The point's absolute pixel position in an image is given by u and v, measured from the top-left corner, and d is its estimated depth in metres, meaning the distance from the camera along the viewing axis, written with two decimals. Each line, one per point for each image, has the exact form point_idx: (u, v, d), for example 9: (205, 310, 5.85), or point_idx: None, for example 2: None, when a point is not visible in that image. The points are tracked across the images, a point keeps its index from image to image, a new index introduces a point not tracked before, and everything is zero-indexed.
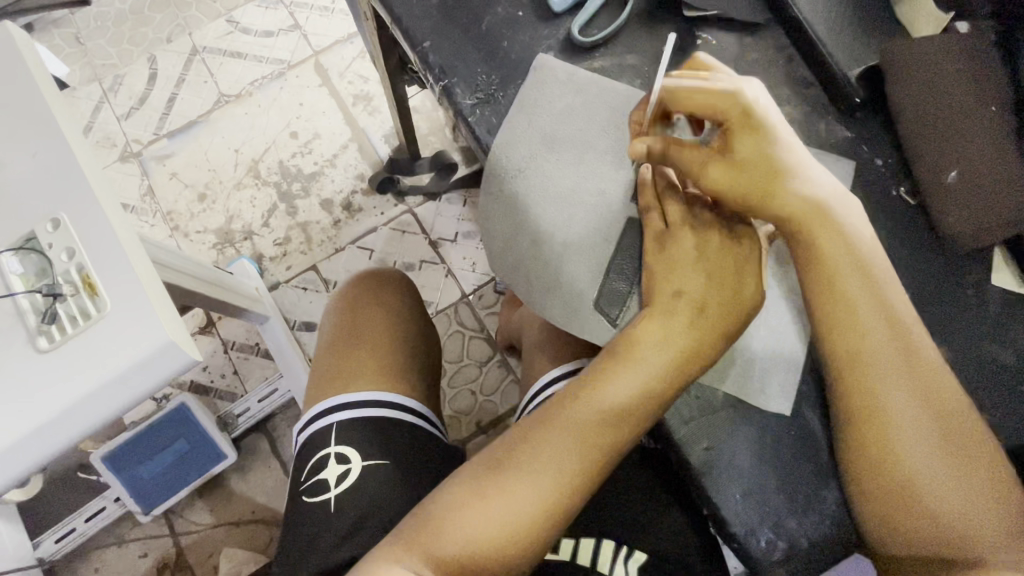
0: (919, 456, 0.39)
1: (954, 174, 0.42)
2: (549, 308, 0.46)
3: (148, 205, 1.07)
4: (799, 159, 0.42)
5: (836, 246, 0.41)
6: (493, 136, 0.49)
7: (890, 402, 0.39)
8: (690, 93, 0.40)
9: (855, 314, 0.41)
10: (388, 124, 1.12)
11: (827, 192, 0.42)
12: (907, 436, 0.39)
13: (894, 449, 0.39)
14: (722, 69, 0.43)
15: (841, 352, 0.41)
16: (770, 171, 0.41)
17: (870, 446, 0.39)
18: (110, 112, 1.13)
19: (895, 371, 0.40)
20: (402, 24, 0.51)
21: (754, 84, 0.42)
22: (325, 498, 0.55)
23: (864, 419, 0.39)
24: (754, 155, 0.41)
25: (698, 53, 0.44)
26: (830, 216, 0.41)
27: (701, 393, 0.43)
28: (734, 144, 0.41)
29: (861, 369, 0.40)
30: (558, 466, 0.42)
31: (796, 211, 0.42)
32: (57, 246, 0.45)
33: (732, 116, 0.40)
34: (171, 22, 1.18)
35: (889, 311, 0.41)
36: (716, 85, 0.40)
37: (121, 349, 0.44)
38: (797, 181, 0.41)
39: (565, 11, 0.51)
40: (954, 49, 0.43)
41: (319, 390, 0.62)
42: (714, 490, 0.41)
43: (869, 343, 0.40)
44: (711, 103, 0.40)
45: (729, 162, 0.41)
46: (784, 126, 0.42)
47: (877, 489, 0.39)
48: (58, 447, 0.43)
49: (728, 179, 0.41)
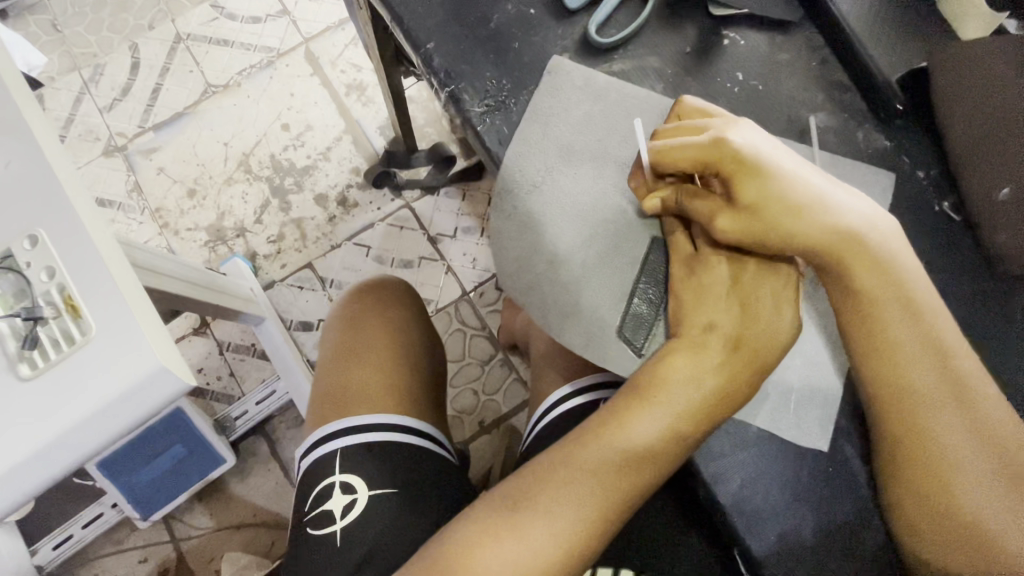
0: (979, 496, 0.36)
1: (1008, 190, 0.39)
2: (569, 336, 0.44)
3: (135, 201, 1.03)
4: (813, 191, 0.39)
5: (873, 275, 0.39)
6: (504, 147, 0.45)
7: (939, 438, 0.37)
8: (674, 152, 0.40)
9: (896, 344, 0.38)
10: (383, 115, 1.07)
11: (857, 221, 0.39)
12: (962, 476, 0.36)
13: (946, 488, 0.36)
14: (711, 115, 0.42)
15: (884, 384, 0.38)
16: (784, 208, 0.38)
17: (918, 485, 0.37)
18: (92, 103, 1.07)
19: (944, 405, 0.37)
20: (403, 23, 0.47)
21: (746, 127, 0.40)
22: (331, 531, 0.53)
23: (911, 455, 0.37)
24: (761, 197, 0.38)
25: (685, 98, 0.43)
26: (864, 244, 0.39)
27: (734, 428, 0.41)
28: (735, 190, 0.39)
29: (906, 402, 0.38)
30: (582, 506, 0.39)
31: (824, 243, 0.39)
32: (36, 265, 0.41)
33: (724, 165, 0.39)
34: (153, 8, 1.11)
35: (935, 340, 0.38)
36: (699, 139, 0.39)
37: (108, 377, 0.40)
38: (817, 214, 0.39)
39: (581, 8, 0.47)
40: (1005, 54, 0.40)
41: (323, 409, 0.60)
42: (746, 531, 0.39)
43: (913, 374, 0.38)
44: (697, 159, 0.39)
45: (736, 208, 0.39)
46: (788, 160, 0.40)
47: (930, 532, 0.36)
48: (42, 485, 0.40)
49: (739, 227, 0.39)
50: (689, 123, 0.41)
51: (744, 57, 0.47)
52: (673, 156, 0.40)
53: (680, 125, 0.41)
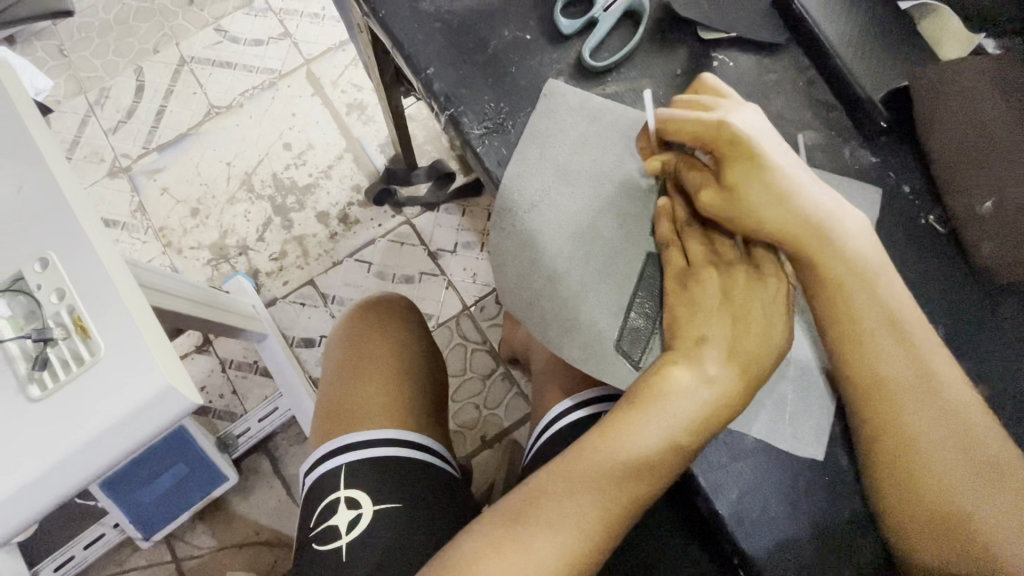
0: (958, 489, 0.37)
1: (990, 204, 0.40)
2: (568, 348, 0.45)
3: (140, 222, 1.04)
4: (798, 186, 0.40)
5: (848, 273, 0.40)
6: (503, 167, 0.47)
7: (921, 438, 0.38)
8: (678, 123, 0.42)
9: (881, 353, 0.39)
10: (383, 133, 1.09)
11: (837, 221, 0.40)
12: (943, 476, 0.37)
13: (927, 479, 0.37)
14: (725, 95, 0.43)
15: (870, 391, 0.39)
16: (765, 196, 0.40)
17: (896, 482, 0.38)
18: (97, 125, 1.09)
19: (916, 402, 0.38)
20: (404, 50, 0.49)
21: (751, 113, 0.42)
22: (337, 545, 0.53)
23: (892, 457, 0.38)
24: (745, 181, 0.40)
25: (707, 75, 0.45)
26: (837, 245, 0.40)
27: (730, 439, 0.42)
28: (724, 169, 0.41)
29: (885, 406, 0.39)
30: (582, 518, 0.40)
31: (796, 232, 0.40)
32: (47, 287, 0.42)
33: (720, 143, 0.40)
34: (158, 32, 1.14)
35: (918, 346, 0.39)
36: (703, 114, 0.41)
37: (115, 397, 0.41)
38: (795, 209, 0.40)
39: (575, 33, 0.49)
40: (982, 74, 0.42)
41: (326, 428, 0.60)
42: (741, 536, 0.40)
43: (897, 380, 0.39)
44: (696, 134, 0.41)
45: (721, 188, 0.41)
46: (781, 151, 0.41)
47: (914, 530, 0.37)
48: (50, 503, 0.40)
49: (722, 206, 0.41)
50: (701, 100, 0.43)
51: (732, 78, 0.48)
52: (675, 127, 0.42)
53: (694, 99, 0.43)
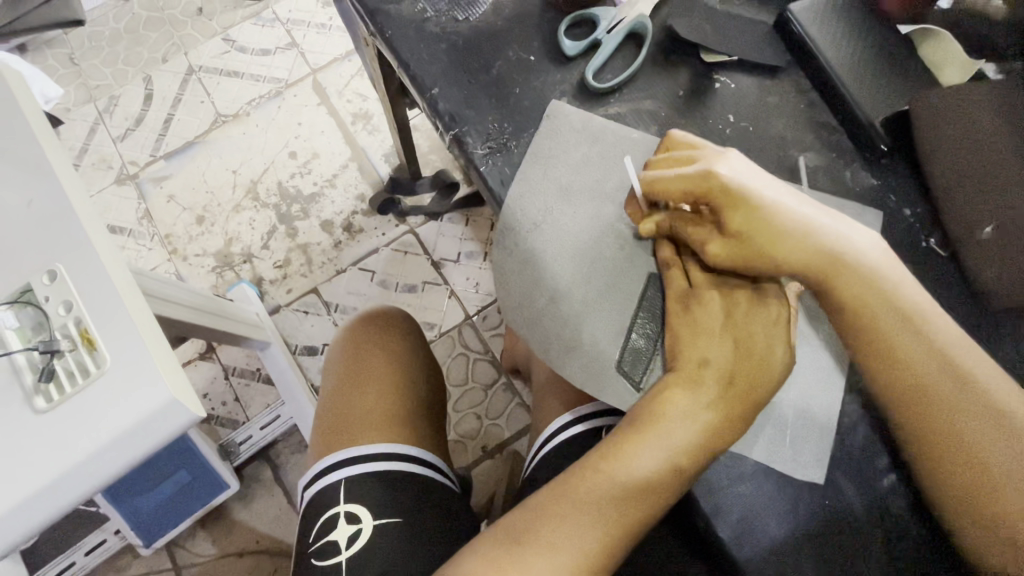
0: (1006, 472, 0.36)
1: (990, 229, 0.40)
2: (570, 368, 0.45)
3: (145, 228, 1.05)
4: (801, 219, 0.40)
5: (870, 291, 0.40)
6: (506, 187, 0.47)
7: (963, 427, 0.37)
8: (665, 182, 0.41)
9: (909, 353, 0.39)
10: (388, 142, 1.10)
11: (848, 245, 0.40)
12: (985, 461, 0.36)
13: (972, 463, 0.37)
14: (701, 147, 0.43)
15: (902, 389, 0.39)
16: (773, 236, 0.40)
17: (962, 493, 0.37)
18: (106, 133, 1.11)
19: (959, 394, 0.37)
20: (409, 69, 0.50)
21: (733, 160, 0.41)
22: (336, 561, 0.53)
23: (931, 445, 0.38)
24: (748, 225, 0.40)
25: (674, 132, 0.44)
26: (851, 267, 0.40)
27: (731, 461, 0.42)
28: (724, 218, 0.40)
29: (918, 399, 0.38)
30: (581, 541, 0.40)
31: (809, 261, 0.40)
32: (55, 299, 0.42)
33: (715, 195, 0.40)
34: (168, 41, 1.16)
35: (944, 345, 0.38)
36: (687, 169, 0.41)
37: (119, 410, 0.41)
38: (801, 239, 0.40)
39: (578, 55, 0.50)
40: (980, 99, 0.42)
41: (325, 442, 0.61)
42: (744, 559, 0.40)
43: (926, 380, 0.38)
44: (688, 190, 0.41)
45: (727, 236, 0.41)
46: (773, 188, 0.41)
47: (960, 509, 0.37)
48: (53, 515, 0.41)
49: (731, 254, 0.41)
50: (680, 156, 0.42)
51: (734, 99, 0.49)
52: (663, 187, 0.41)
53: (667, 156, 0.43)
